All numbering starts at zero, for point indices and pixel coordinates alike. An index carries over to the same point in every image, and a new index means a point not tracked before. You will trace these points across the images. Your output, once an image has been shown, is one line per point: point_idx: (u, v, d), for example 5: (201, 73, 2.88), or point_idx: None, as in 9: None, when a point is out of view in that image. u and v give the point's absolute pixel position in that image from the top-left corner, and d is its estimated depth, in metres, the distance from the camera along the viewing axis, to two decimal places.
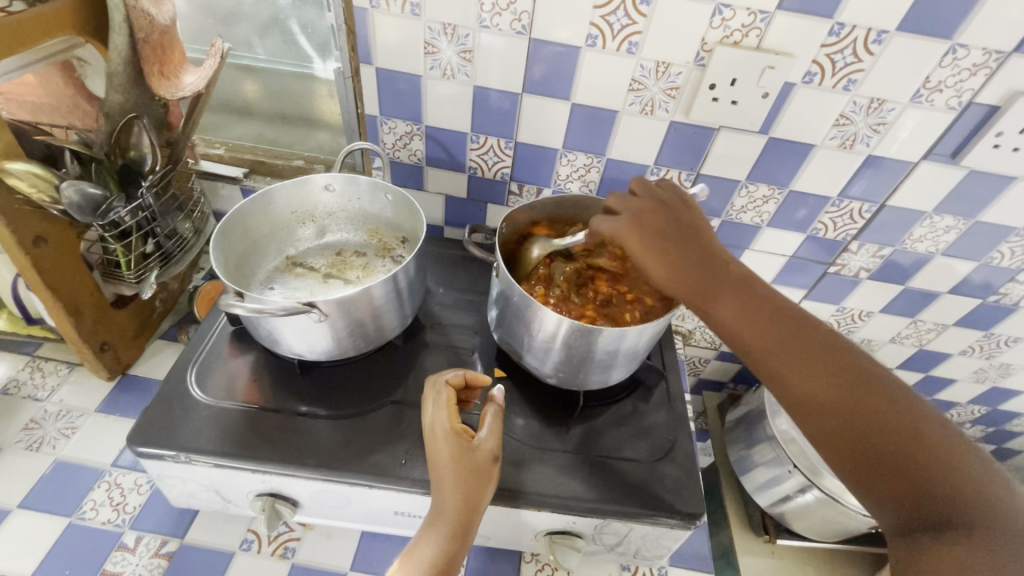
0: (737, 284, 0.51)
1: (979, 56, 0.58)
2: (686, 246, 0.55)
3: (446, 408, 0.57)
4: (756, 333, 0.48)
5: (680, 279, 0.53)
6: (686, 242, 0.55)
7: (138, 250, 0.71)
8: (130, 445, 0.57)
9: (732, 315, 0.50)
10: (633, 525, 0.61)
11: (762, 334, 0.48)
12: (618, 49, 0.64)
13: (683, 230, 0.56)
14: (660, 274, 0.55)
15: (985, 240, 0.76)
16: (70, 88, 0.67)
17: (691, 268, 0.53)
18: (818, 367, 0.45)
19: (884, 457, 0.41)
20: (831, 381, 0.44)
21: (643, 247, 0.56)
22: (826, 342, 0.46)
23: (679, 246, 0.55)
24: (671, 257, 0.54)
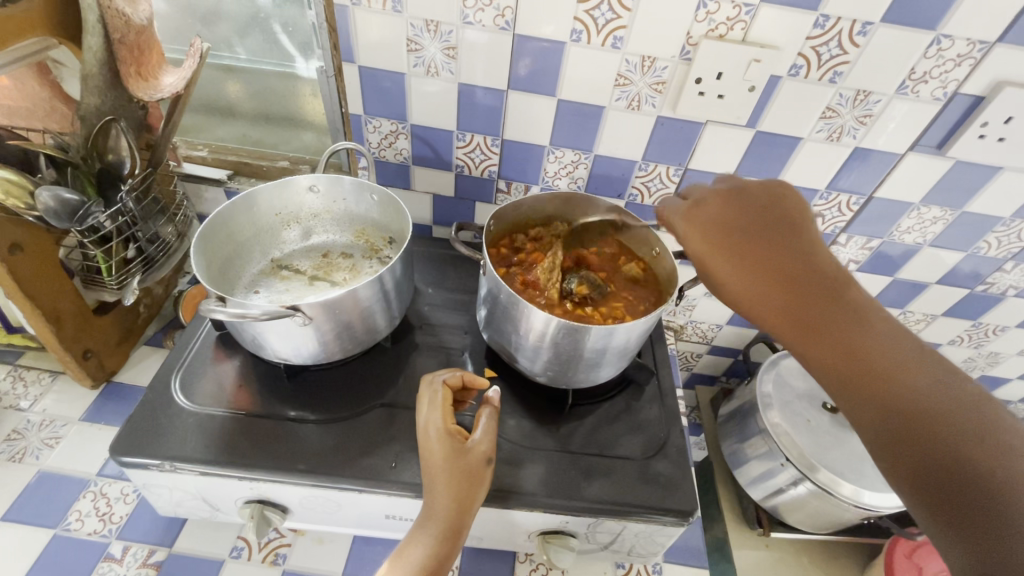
0: (824, 286, 0.46)
1: (963, 46, 0.58)
2: (772, 247, 0.50)
3: (441, 407, 0.56)
4: (826, 324, 0.44)
5: (758, 269, 0.49)
6: (775, 246, 0.50)
7: (120, 255, 0.69)
8: (114, 454, 0.56)
9: (802, 329, 0.45)
10: (626, 522, 0.61)
11: (841, 349, 0.43)
12: (603, 45, 0.64)
13: (779, 230, 0.51)
14: (724, 275, 0.51)
15: (971, 230, 0.76)
16: (46, 90, 0.66)
17: (770, 274, 0.48)
18: (893, 381, 0.40)
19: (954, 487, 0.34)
20: (916, 398, 0.39)
21: (722, 251, 0.52)
22: (916, 366, 0.40)
23: (759, 249, 0.50)
24: (748, 260, 0.49)
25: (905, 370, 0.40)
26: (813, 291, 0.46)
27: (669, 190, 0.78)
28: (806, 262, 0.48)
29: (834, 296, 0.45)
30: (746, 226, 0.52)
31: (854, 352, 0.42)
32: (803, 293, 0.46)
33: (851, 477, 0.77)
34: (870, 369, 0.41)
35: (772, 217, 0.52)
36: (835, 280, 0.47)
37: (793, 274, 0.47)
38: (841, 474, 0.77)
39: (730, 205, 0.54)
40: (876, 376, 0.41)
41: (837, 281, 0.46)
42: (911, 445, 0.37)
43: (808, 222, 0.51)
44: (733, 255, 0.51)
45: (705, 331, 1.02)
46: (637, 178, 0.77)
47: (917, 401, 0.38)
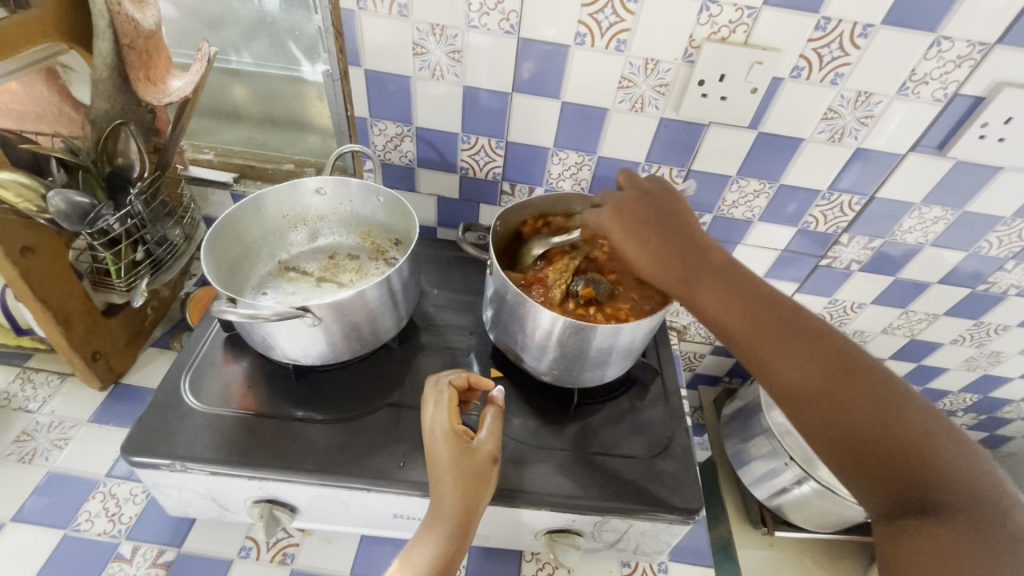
0: (720, 271, 0.52)
1: (963, 48, 0.59)
2: (677, 245, 0.55)
3: (447, 408, 0.57)
4: (731, 307, 0.50)
5: (662, 261, 0.55)
6: (678, 241, 0.55)
7: (129, 258, 0.70)
8: (125, 454, 0.57)
9: (720, 309, 0.51)
10: (632, 520, 0.61)
11: (748, 332, 0.49)
12: (606, 47, 0.64)
13: (669, 221, 0.57)
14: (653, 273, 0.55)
15: (973, 230, 0.77)
16: (55, 94, 0.67)
17: (683, 268, 0.54)
18: (787, 355, 0.47)
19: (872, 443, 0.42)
20: (809, 366, 0.45)
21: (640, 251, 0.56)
22: (816, 340, 0.47)
23: (667, 247, 0.55)
24: (666, 256, 0.55)
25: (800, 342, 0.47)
26: (727, 281, 0.52)
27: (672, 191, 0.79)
28: (703, 255, 0.54)
29: (734, 282, 0.52)
30: (643, 223, 0.57)
31: (757, 334, 0.48)
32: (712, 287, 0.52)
33: None
34: (781, 350, 0.47)
35: (662, 210, 0.58)
36: (715, 261, 0.53)
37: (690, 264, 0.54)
38: None
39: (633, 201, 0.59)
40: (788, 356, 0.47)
41: (732, 269, 0.53)
42: (830, 414, 0.44)
43: (687, 212, 0.58)
44: (640, 251, 0.56)
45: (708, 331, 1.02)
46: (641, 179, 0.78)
47: (828, 374, 0.45)
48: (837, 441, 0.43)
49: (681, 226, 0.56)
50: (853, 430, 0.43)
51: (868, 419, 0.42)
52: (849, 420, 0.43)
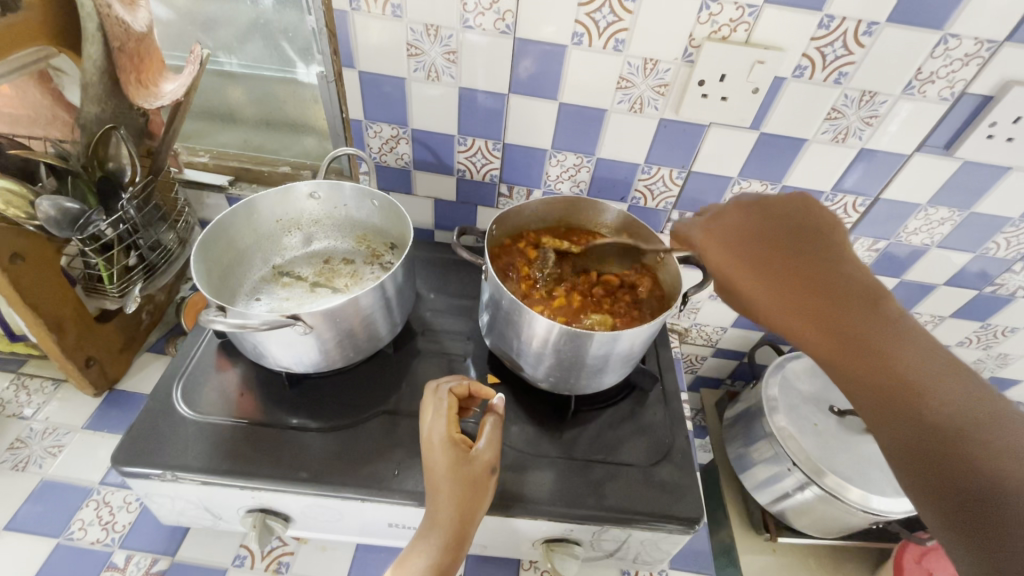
0: (837, 289, 0.44)
1: (971, 46, 0.57)
2: (784, 254, 0.48)
3: (445, 416, 0.56)
4: (839, 327, 0.43)
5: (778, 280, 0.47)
6: (784, 245, 0.49)
7: (121, 263, 0.69)
8: (116, 464, 0.56)
9: (822, 328, 0.43)
10: (631, 530, 0.60)
11: (857, 355, 0.41)
12: (604, 47, 0.63)
13: (789, 240, 0.49)
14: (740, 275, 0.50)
15: (980, 231, 0.75)
16: (47, 99, 0.66)
17: (789, 277, 0.47)
18: (902, 390, 0.39)
19: (967, 490, 0.34)
20: (925, 409, 0.37)
21: (729, 254, 0.51)
22: (931, 368, 0.39)
23: (765, 250, 0.49)
24: (765, 267, 0.48)
25: (920, 375, 0.39)
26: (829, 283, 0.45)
27: (672, 192, 0.78)
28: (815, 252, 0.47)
29: (839, 292, 0.44)
30: (760, 245, 0.50)
31: (872, 361, 0.41)
32: (804, 290, 0.45)
33: (859, 482, 0.75)
34: (877, 367, 0.40)
35: (782, 229, 0.50)
36: (845, 278, 0.45)
37: (808, 282, 0.46)
38: (849, 478, 0.76)
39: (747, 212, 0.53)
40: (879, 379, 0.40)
41: (841, 273, 0.45)
42: (921, 446, 0.37)
43: (819, 233, 0.49)
44: (746, 272, 0.49)
45: (709, 334, 1.01)
46: (640, 181, 0.77)
47: (930, 401, 0.38)
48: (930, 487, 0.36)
49: (805, 241, 0.49)
50: (947, 474, 0.35)
51: (964, 461, 0.35)
52: (944, 458, 0.36)
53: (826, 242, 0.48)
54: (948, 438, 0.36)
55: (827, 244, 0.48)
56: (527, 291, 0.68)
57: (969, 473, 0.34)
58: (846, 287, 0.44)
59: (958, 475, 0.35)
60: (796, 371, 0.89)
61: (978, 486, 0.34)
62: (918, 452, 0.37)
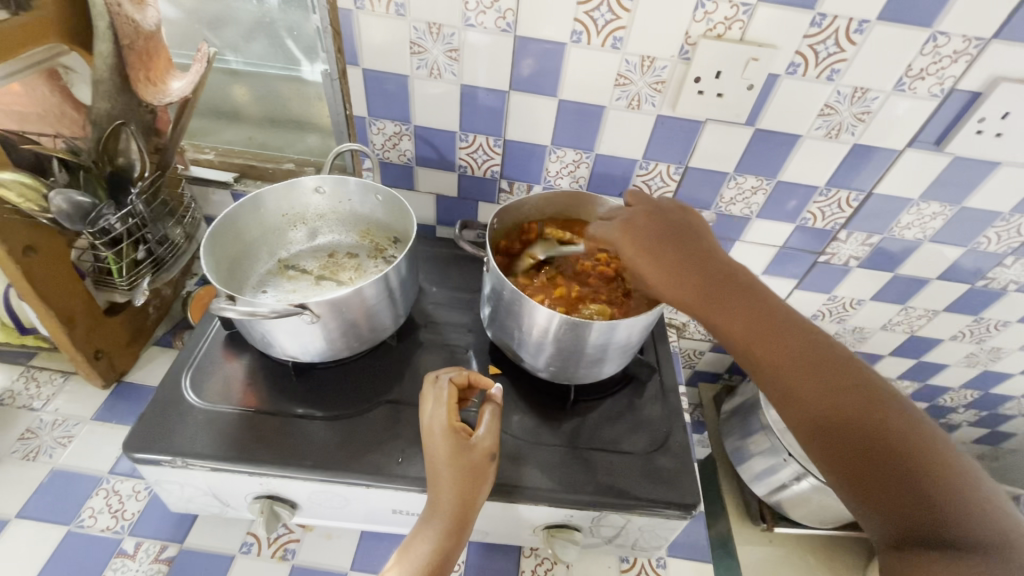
0: (731, 288, 0.51)
1: (959, 43, 0.59)
2: (684, 251, 0.54)
3: (446, 405, 0.57)
4: (746, 322, 0.48)
5: (680, 278, 0.53)
6: (675, 246, 0.55)
7: (130, 257, 0.71)
8: (126, 452, 0.57)
9: (730, 323, 0.49)
10: (629, 516, 0.62)
11: (762, 347, 0.47)
12: (603, 45, 0.64)
13: (682, 242, 0.55)
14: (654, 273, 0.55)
15: (971, 225, 0.77)
16: (56, 96, 0.67)
17: (692, 273, 0.52)
18: (805, 372, 0.45)
19: (867, 453, 0.40)
20: (824, 386, 0.44)
21: (641, 254, 0.56)
22: (824, 356, 0.45)
23: (666, 251, 0.55)
24: (673, 265, 0.53)
25: (809, 359, 0.45)
26: (727, 283, 0.51)
27: (669, 188, 0.79)
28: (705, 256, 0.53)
29: (737, 290, 0.50)
30: (665, 245, 0.55)
31: (772, 352, 0.47)
32: (712, 290, 0.51)
33: None
34: (780, 364, 0.46)
35: (682, 232, 0.56)
36: (733, 277, 0.52)
37: (709, 280, 0.52)
38: None
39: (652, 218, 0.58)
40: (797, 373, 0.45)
41: (730, 272, 0.52)
42: (829, 420, 0.42)
43: (700, 235, 0.56)
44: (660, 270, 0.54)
45: (707, 328, 1.03)
46: (638, 177, 0.78)
47: (824, 378, 0.44)
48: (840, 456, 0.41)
49: (690, 243, 0.55)
50: (856, 451, 0.40)
51: (866, 430, 0.41)
52: (855, 440, 0.40)
53: (706, 247, 0.55)
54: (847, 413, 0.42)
55: (709, 244, 0.55)
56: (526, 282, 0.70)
57: (875, 450, 0.40)
58: (742, 288, 0.51)
59: (868, 455, 0.40)
60: None
61: (888, 458, 0.39)
62: (826, 427, 0.42)
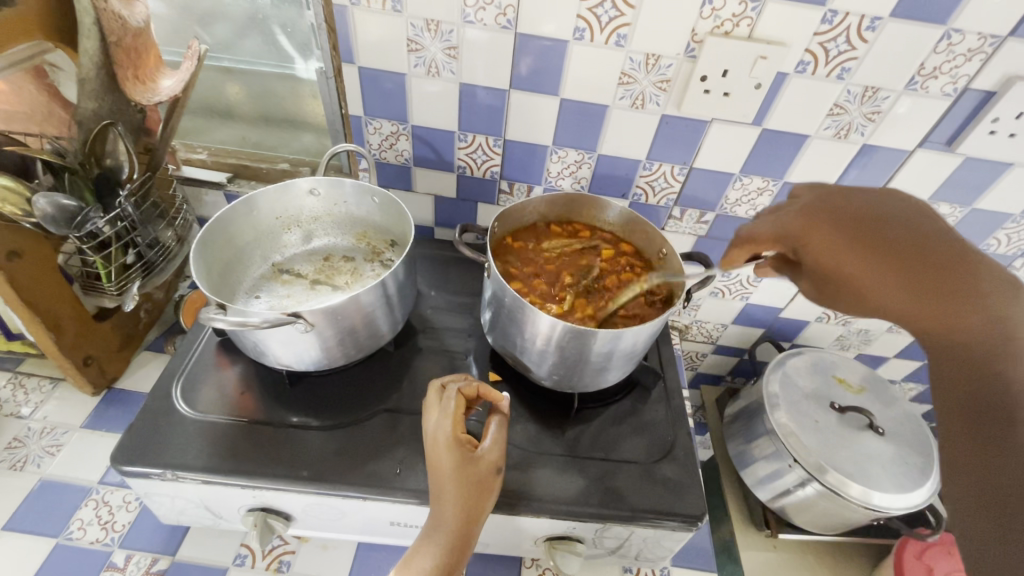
0: (940, 279, 0.42)
1: (975, 41, 0.57)
2: (880, 233, 0.45)
3: (452, 416, 0.55)
4: (933, 315, 0.42)
5: (865, 256, 0.45)
6: (888, 241, 0.45)
7: (119, 261, 0.68)
8: (115, 464, 0.55)
9: (907, 311, 0.43)
10: (634, 527, 0.60)
11: (951, 342, 0.41)
12: (606, 43, 0.62)
13: (895, 224, 0.46)
14: (848, 269, 0.46)
15: (981, 227, 0.75)
16: (44, 94, 0.66)
17: (881, 255, 0.45)
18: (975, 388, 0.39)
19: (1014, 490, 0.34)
20: (1005, 412, 0.37)
21: (829, 246, 0.47)
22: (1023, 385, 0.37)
23: (867, 237, 0.46)
24: (861, 244, 0.46)
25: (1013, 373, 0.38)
26: (935, 275, 0.42)
27: (673, 189, 0.77)
28: (930, 253, 0.43)
29: (950, 280, 0.42)
30: (864, 221, 0.47)
31: (951, 350, 0.41)
32: (914, 297, 0.43)
33: (860, 479, 0.76)
34: (977, 374, 0.39)
35: (901, 213, 0.47)
36: (955, 269, 0.42)
37: (911, 262, 0.43)
38: (850, 475, 0.76)
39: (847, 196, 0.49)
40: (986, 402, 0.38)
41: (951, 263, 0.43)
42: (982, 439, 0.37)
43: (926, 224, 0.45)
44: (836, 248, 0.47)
45: (710, 331, 1.01)
46: (641, 178, 0.76)
47: (1014, 395, 0.37)
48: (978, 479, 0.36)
49: (910, 228, 0.45)
50: (999, 489, 0.35)
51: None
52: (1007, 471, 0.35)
53: (948, 242, 0.44)
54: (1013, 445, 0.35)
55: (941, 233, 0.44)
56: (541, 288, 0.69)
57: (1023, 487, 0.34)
58: (965, 300, 0.41)
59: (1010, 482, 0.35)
60: (797, 368, 0.89)
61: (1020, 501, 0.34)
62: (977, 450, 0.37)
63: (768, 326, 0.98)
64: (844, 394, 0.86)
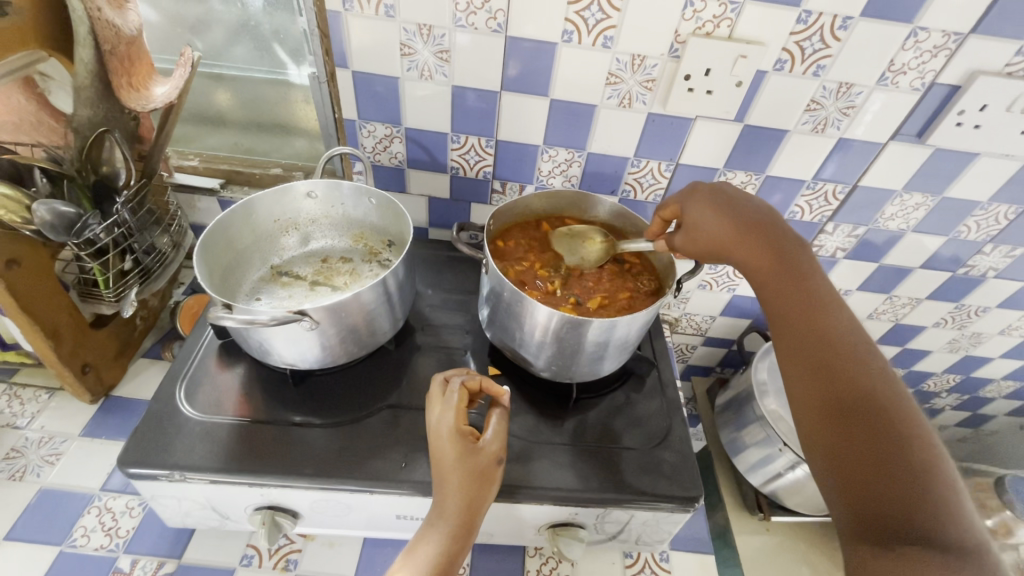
0: (790, 269, 0.54)
1: (939, 38, 0.61)
2: (752, 227, 0.56)
3: (454, 408, 0.56)
4: (789, 297, 0.53)
5: (747, 246, 0.56)
6: (764, 233, 0.56)
7: (117, 267, 0.69)
8: (121, 466, 0.56)
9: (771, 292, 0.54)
10: (633, 511, 0.62)
11: (804, 324, 0.51)
12: (593, 44, 0.65)
13: (762, 221, 0.57)
14: (737, 259, 0.57)
15: (952, 215, 0.79)
16: (32, 103, 0.63)
17: (752, 245, 0.55)
18: (819, 354, 0.48)
19: (863, 437, 0.43)
20: (844, 370, 0.46)
21: (712, 216, 0.58)
22: (852, 350, 0.48)
23: (748, 231, 0.56)
24: (736, 231, 0.56)
25: (846, 347, 0.48)
26: (786, 267, 0.54)
27: (660, 185, 0.80)
28: (803, 271, 0.54)
29: (797, 270, 0.54)
30: (737, 214, 0.57)
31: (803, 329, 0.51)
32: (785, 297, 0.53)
33: None
34: (824, 346, 0.49)
35: (770, 218, 0.58)
36: (802, 261, 0.54)
37: (774, 251, 0.55)
38: None
39: (731, 195, 0.59)
40: (821, 350, 0.48)
41: (800, 259, 0.54)
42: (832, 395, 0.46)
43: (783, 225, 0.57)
44: (718, 237, 0.57)
45: (699, 323, 1.04)
46: (630, 175, 0.79)
47: (847, 363, 0.47)
48: (831, 437, 0.44)
49: (773, 224, 0.57)
50: (840, 414, 0.45)
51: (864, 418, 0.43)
52: (849, 418, 0.44)
53: (795, 240, 0.56)
54: (851, 397, 0.45)
55: (788, 231, 0.57)
56: (532, 286, 0.69)
57: (870, 431, 0.43)
58: (811, 285, 0.53)
59: (859, 426, 0.43)
60: None
61: (879, 450, 0.41)
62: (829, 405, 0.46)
63: (755, 316, 1.01)
64: None
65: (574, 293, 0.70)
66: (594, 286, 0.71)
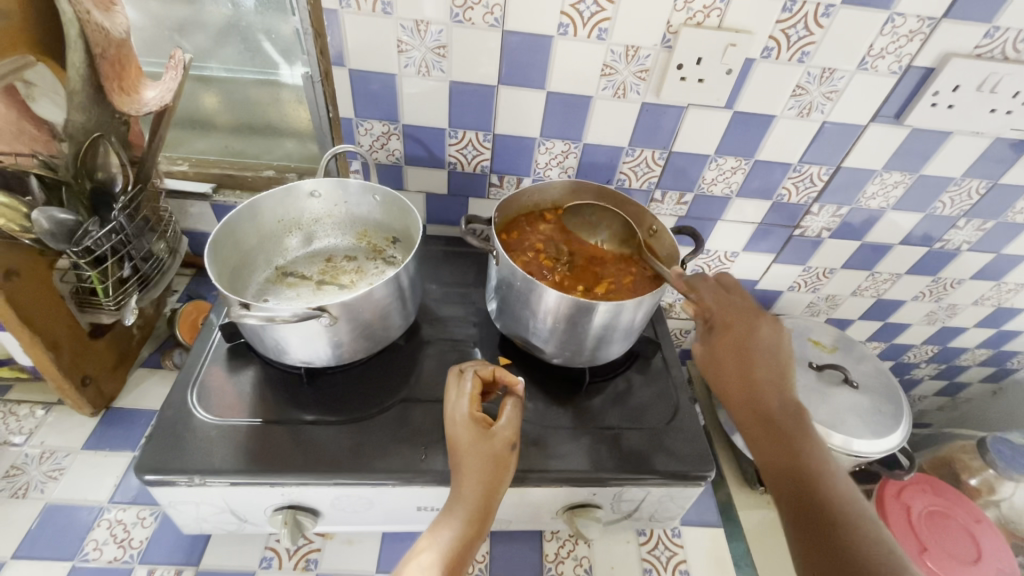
0: (772, 410, 0.55)
1: (914, 23, 0.64)
2: (745, 356, 0.59)
3: (468, 395, 0.58)
4: (771, 435, 0.54)
5: (739, 375, 0.58)
6: (754, 367, 0.58)
7: (116, 275, 0.67)
8: (139, 472, 0.55)
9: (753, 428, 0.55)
10: (650, 488, 0.64)
11: (785, 460, 0.52)
12: (589, 36, 0.66)
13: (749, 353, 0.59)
14: (731, 386, 0.58)
15: (928, 193, 0.83)
16: (13, 111, 0.60)
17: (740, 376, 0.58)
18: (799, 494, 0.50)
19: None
20: (821, 511, 0.48)
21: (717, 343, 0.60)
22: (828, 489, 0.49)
23: (742, 363, 0.58)
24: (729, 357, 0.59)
25: (825, 487, 0.50)
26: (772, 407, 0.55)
27: (654, 173, 0.82)
28: (788, 412, 0.55)
29: (780, 413, 0.55)
30: (733, 343, 0.60)
31: (786, 468, 0.52)
32: (746, 423, 0.56)
33: (842, 429, 0.81)
34: (802, 484, 0.50)
35: (760, 348, 0.59)
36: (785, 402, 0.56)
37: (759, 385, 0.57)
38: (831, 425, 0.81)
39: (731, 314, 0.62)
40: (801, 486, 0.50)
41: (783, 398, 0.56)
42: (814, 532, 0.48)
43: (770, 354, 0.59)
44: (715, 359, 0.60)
45: None
46: (625, 164, 0.81)
47: (825, 503, 0.49)
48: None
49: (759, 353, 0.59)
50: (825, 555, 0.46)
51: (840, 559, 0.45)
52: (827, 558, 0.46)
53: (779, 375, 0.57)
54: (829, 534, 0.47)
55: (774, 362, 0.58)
56: (540, 274, 0.71)
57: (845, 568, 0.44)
58: (792, 426, 0.54)
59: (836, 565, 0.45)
60: None
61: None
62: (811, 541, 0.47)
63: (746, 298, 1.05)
64: (819, 353, 0.93)
65: (580, 279, 0.71)
66: (599, 271, 0.73)
